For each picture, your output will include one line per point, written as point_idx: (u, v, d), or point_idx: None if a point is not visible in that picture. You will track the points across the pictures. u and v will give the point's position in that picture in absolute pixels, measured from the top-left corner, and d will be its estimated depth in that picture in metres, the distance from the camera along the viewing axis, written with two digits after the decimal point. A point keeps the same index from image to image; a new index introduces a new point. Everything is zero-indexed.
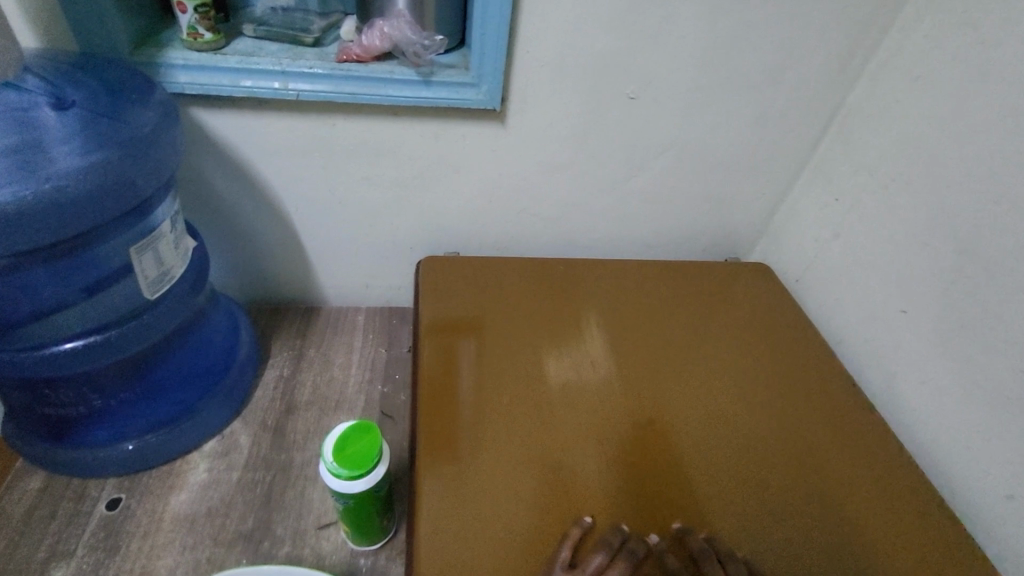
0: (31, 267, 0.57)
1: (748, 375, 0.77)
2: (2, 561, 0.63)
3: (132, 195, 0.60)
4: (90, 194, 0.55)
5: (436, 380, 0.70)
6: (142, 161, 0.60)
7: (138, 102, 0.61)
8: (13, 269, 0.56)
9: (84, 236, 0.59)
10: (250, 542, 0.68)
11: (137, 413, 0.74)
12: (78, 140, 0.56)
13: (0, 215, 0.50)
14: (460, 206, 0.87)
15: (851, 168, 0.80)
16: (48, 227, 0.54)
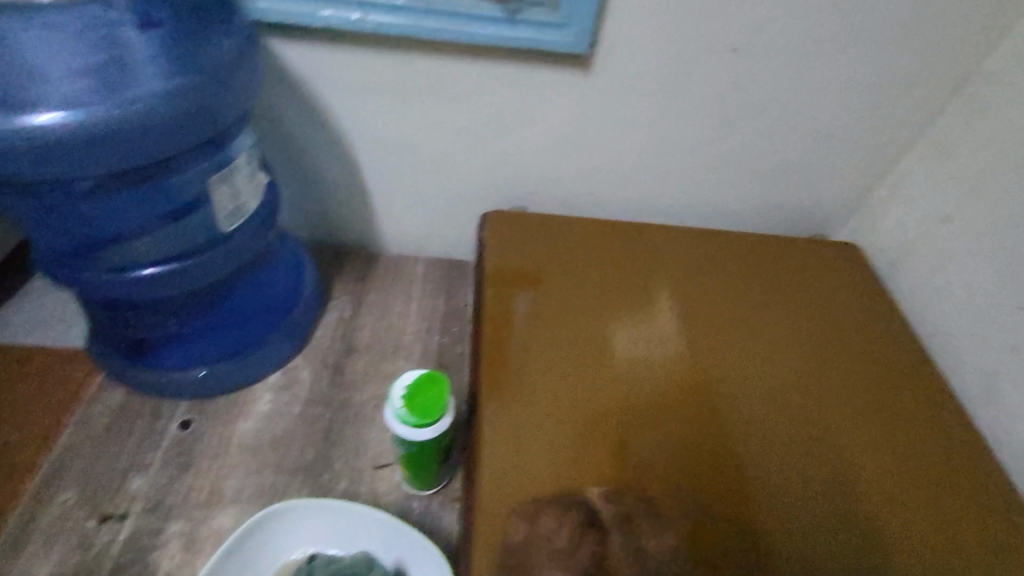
0: (114, 190, 0.58)
1: (828, 364, 0.72)
2: (86, 466, 0.67)
3: (213, 124, 0.60)
4: (172, 119, 0.55)
5: (497, 340, 0.69)
6: (224, 90, 0.59)
7: (222, 27, 0.60)
8: (95, 191, 0.57)
9: (167, 163, 0.60)
10: (310, 474, 0.70)
11: (208, 341, 0.76)
12: (161, 63, 0.55)
13: (89, 134, 0.51)
14: (532, 160, 0.83)
15: (973, 144, 0.72)
16: (133, 150, 0.55)
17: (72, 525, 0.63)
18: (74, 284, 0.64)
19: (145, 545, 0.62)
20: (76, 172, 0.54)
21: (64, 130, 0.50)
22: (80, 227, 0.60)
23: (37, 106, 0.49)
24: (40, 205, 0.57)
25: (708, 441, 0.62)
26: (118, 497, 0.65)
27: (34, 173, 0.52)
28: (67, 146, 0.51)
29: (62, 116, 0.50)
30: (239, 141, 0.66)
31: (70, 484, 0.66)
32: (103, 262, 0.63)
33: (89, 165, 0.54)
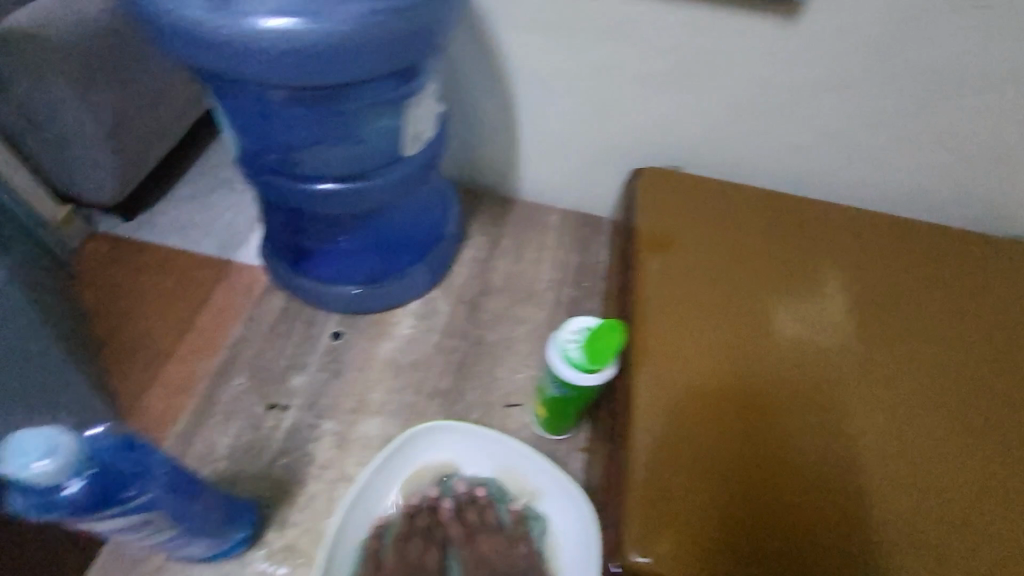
0: (291, 103, 0.61)
1: (1013, 381, 0.65)
2: (256, 358, 0.75)
3: (408, 56, 0.59)
4: (371, 44, 0.55)
5: (650, 298, 0.69)
6: (430, 22, 0.57)
7: None
8: (276, 98, 0.60)
9: (359, 86, 0.60)
10: (446, 400, 0.74)
11: (360, 261, 0.80)
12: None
13: (294, 48, 0.52)
14: (698, 116, 0.79)
15: None
16: (329, 71, 0.55)
17: (245, 407, 0.70)
18: (266, 187, 0.70)
19: (304, 437, 0.69)
20: (255, 76, 0.55)
21: (275, 41, 0.52)
22: (279, 133, 0.65)
23: (247, 11, 0.51)
24: (237, 103, 0.63)
25: (868, 439, 0.60)
26: (281, 390, 0.72)
27: (223, 68, 0.55)
28: (274, 57, 0.53)
29: (275, 27, 0.51)
30: (420, 80, 0.64)
31: (242, 371, 0.74)
32: (280, 167, 0.68)
33: (266, 73, 0.54)
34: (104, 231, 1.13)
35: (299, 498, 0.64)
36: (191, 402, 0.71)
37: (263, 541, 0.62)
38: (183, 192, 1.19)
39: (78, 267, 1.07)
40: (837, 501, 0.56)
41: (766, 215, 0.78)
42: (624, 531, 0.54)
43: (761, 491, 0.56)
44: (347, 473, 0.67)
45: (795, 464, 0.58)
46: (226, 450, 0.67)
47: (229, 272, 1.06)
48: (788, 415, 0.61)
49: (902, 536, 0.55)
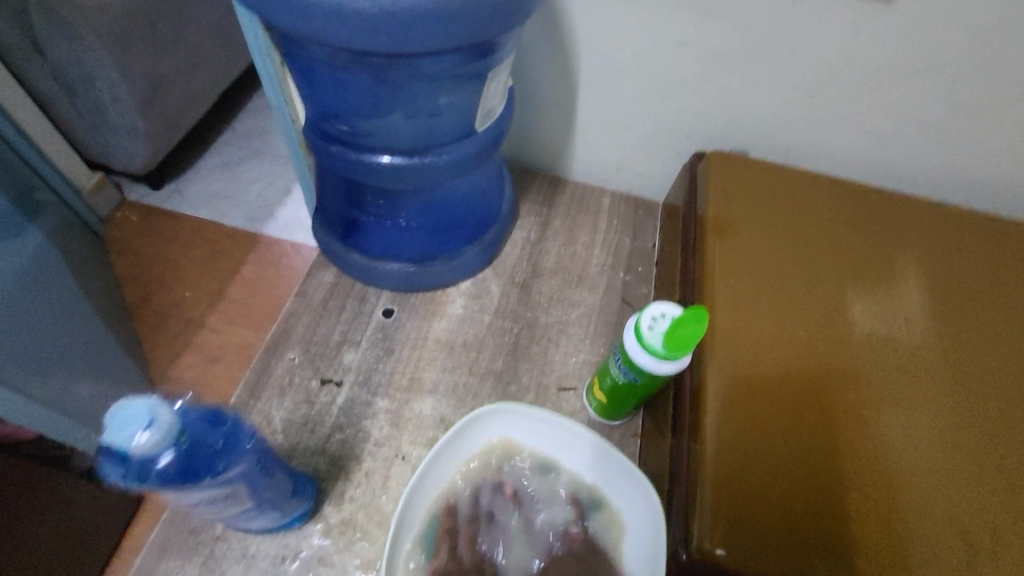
0: (360, 70, 0.55)
1: None
2: (308, 332, 0.74)
3: (497, 29, 0.53)
4: (463, 12, 0.49)
5: (719, 285, 0.67)
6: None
7: None
8: (343, 64, 0.55)
9: (438, 57, 0.55)
10: (499, 382, 0.72)
11: (410, 238, 0.78)
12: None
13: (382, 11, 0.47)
14: (770, 99, 0.76)
15: None
16: (415, 39, 0.50)
17: (299, 381, 0.70)
18: (326, 157, 0.67)
19: (358, 413, 0.68)
20: (327, 39, 0.50)
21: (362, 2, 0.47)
22: (348, 103, 0.60)
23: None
24: (301, 66, 0.58)
25: (956, 437, 0.57)
26: (334, 365, 0.71)
27: (292, 26, 0.50)
28: (359, 20, 0.48)
29: None
30: (497, 54, 0.59)
31: (295, 345, 0.73)
32: (344, 137, 0.65)
33: (338, 33, 0.49)
34: (144, 199, 1.12)
35: (355, 474, 0.64)
36: (245, 373, 0.70)
37: (320, 515, 0.61)
38: (221, 163, 1.18)
39: (120, 235, 1.07)
40: (922, 497, 0.54)
41: (838, 204, 0.75)
42: (695, 521, 0.53)
43: (843, 486, 0.54)
44: (402, 451, 0.66)
45: (878, 460, 0.56)
46: (281, 423, 0.67)
47: (255, 248, 1.05)
48: (866, 408, 0.59)
49: (995, 536, 0.52)
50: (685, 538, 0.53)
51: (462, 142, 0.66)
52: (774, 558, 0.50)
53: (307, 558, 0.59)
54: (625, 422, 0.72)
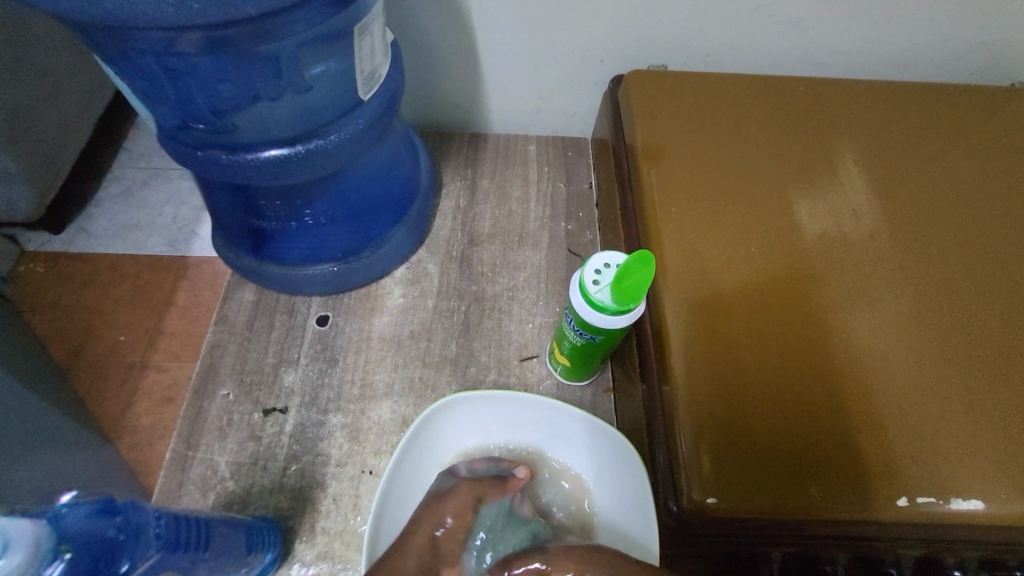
0: (197, 52, 0.46)
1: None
2: (238, 362, 0.67)
3: None
4: None
5: (662, 214, 0.62)
6: None
7: None
8: (175, 49, 0.45)
9: (282, 19, 0.46)
10: (458, 367, 0.67)
11: (328, 235, 0.70)
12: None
13: None
14: (680, 3, 0.70)
15: None
16: (245, 3, 0.41)
17: (239, 417, 0.63)
18: (200, 165, 0.57)
19: (312, 437, 0.62)
20: (131, 20, 0.40)
21: None
22: (198, 96, 0.50)
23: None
24: (126, 64, 0.48)
25: (923, 325, 0.56)
26: (274, 392, 0.65)
27: (86, 13, 0.40)
28: None
29: None
30: (361, 0, 0.50)
31: (226, 379, 0.66)
32: (212, 137, 0.55)
33: (144, 10, 0.40)
34: (45, 246, 0.97)
35: (322, 502, 0.59)
36: (177, 424, 0.63)
37: (294, 555, 0.56)
38: (122, 190, 1.04)
39: (25, 291, 0.92)
40: (887, 386, 0.53)
41: (761, 102, 0.71)
42: (682, 474, 0.50)
43: (822, 401, 0.52)
44: (369, 465, 0.61)
45: (842, 360, 0.54)
46: (229, 468, 0.60)
47: (185, 270, 0.94)
48: (823, 310, 0.56)
49: (957, 403, 0.52)
50: (675, 488, 0.51)
51: (350, 115, 0.59)
52: (767, 491, 0.48)
53: None
54: (594, 377, 0.68)
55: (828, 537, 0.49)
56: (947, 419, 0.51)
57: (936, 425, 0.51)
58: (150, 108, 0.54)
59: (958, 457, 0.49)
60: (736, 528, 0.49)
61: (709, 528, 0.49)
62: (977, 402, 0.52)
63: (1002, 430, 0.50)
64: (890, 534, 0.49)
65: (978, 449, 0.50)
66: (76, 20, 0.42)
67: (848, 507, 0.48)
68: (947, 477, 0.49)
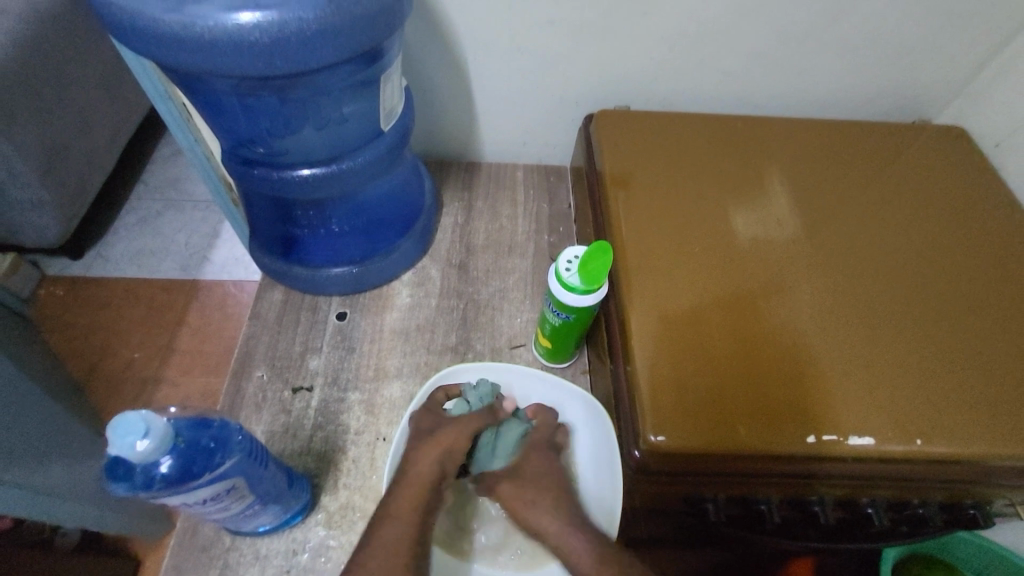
0: (263, 95, 0.61)
1: (917, 223, 0.78)
2: (270, 350, 0.78)
3: (378, 38, 0.60)
4: (343, 28, 0.56)
5: (626, 223, 0.76)
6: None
7: None
8: (246, 92, 0.60)
9: (326, 75, 0.61)
10: (457, 353, 0.80)
11: (349, 243, 0.84)
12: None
13: (272, 40, 0.53)
14: (640, 57, 0.86)
15: None
16: (308, 61, 0.57)
17: (271, 395, 0.74)
18: (251, 181, 0.71)
19: (334, 411, 0.73)
20: (224, 71, 0.55)
21: (255, 35, 0.52)
22: (259, 127, 0.65)
23: (207, 6, 0.52)
24: (206, 101, 0.62)
25: (831, 307, 0.69)
26: (301, 374, 0.76)
27: (192, 65, 0.54)
28: (255, 51, 0.53)
29: (255, 21, 0.52)
30: (387, 58, 0.65)
31: (260, 363, 0.77)
32: (263, 159, 0.70)
33: (237, 64, 0.54)
34: (66, 272, 1.13)
35: (344, 463, 0.69)
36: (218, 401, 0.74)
37: (320, 506, 0.66)
38: (138, 219, 1.21)
39: (48, 312, 1.08)
40: (803, 353, 0.66)
41: (706, 136, 0.87)
42: (640, 423, 0.62)
43: (750, 366, 0.65)
44: (382, 433, 0.72)
45: (767, 334, 0.67)
46: (263, 435, 0.71)
47: (196, 293, 1.10)
48: (753, 297, 0.70)
49: (857, 365, 0.65)
50: (636, 437, 0.62)
51: (372, 144, 0.73)
52: (706, 435, 0.60)
53: (316, 547, 0.64)
54: (573, 361, 0.81)
55: (760, 474, 0.61)
56: (848, 379, 0.64)
57: (839, 383, 0.64)
58: (216, 136, 0.68)
59: (856, 406, 0.62)
60: (683, 464, 0.61)
61: (662, 466, 0.61)
62: (873, 365, 0.65)
63: (895, 387, 0.63)
64: (806, 469, 0.60)
65: (873, 401, 0.62)
66: (179, 70, 0.57)
67: (773, 445, 0.59)
68: (847, 421, 0.61)
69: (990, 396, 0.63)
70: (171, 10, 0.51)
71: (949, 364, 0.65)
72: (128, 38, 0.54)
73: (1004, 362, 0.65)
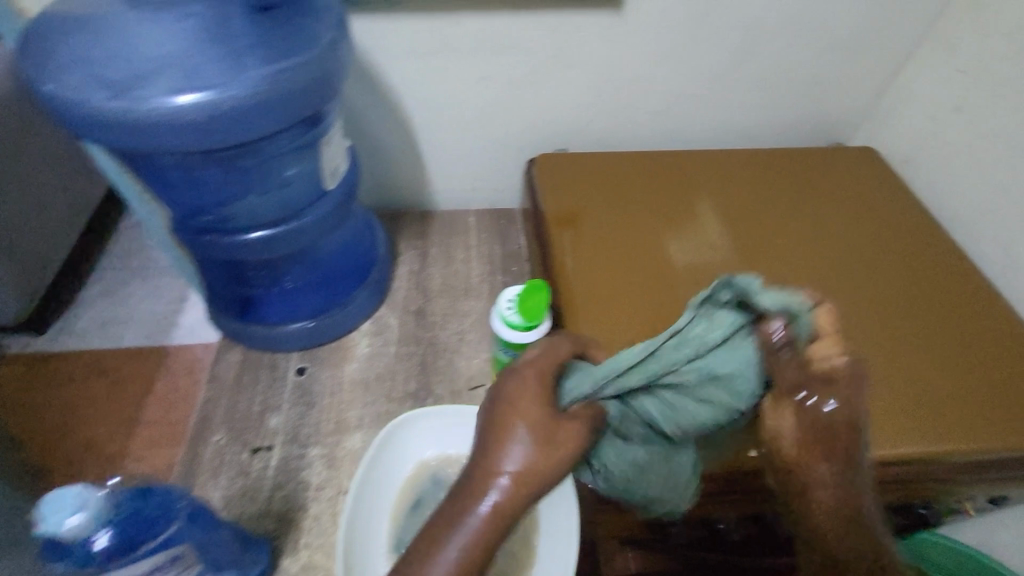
0: (208, 167, 0.64)
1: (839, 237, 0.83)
2: (228, 412, 0.78)
3: (315, 104, 0.65)
4: (280, 99, 0.61)
5: (569, 257, 0.80)
6: (332, 69, 0.65)
7: (317, 12, 0.65)
8: (191, 166, 0.63)
9: (267, 143, 0.65)
10: (417, 399, 0.81)
11: (306, 298, 0.85)
12: (260, 57, 0.60)
13: (211, 116, 0.57)
14: (571, 104, 0.93)
15: (956, 43, 0.82)
16: (247, 132, 0.61)
17: (230, 457, 0.74)
18: (202, 248, 0.73)
19: (294, 468, 0.73)
20: (168, 148, 0.58)
21: (194, 113, 0.56)
22: (205, 197, 0.67)
23: (148, 89, 0.55)
24: (152, 177, 0.65)
25: None
26: (260, 434, 0.76)
27: (135, 144, 0.58)
28: (195, 128, 0.57)
29: (194, 100, 0.56)
30: (327, 121, 0.70)
31: (218, 427, 0.77)
32: (212, 227, 0.72)
33: (179, 141, 0.58)
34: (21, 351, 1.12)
35: (305, 521, 0.69)
36: (175, 470, 0.73)
37: (281, 568, 0.65)
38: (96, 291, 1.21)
39: None
40: None
41: (639, 171, 0.92)
42: None
43: None
44: (343, 487, 0.72)
45: None
46: (221, 500, 0.70)
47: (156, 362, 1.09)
48: None
49: None
50: None
51: (319, 203, 0.76)
52: None
53: None
54: None
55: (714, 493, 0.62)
56: None
57: None
58: (163, 209, 0.70)
59: None
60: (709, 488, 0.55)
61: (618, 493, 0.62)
62: None
63: None
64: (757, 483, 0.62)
65: None
66: (122, 151, 0.60)
67: None
68: None
69: (920, 394, 0.66)
70: (111, 97, 0.55)
71: (880, 367, 0.68)
72: (73, 125, 0.57)
73: (930, 360, 0.69)
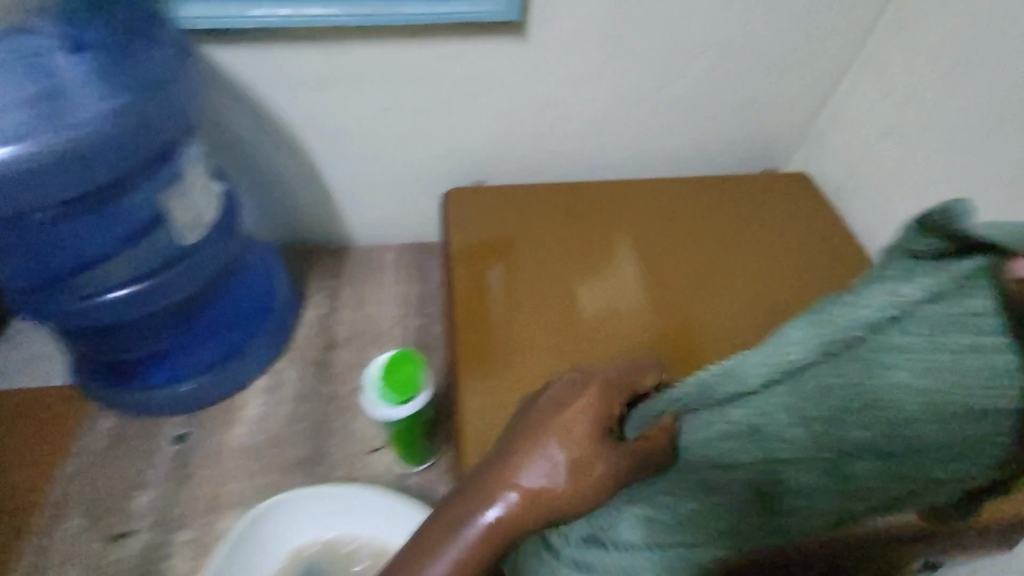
0: (50, 223, 0.61)
1: (764, 278, 0.77)
2: (90, 491, 0.70)
3: (157, 139, 0.63)
4: (116, 139, 0.59)
5: (471, 308, 0.72)
6: (170, 102, 0.62)
7: (150, 43, 0.62)
8: (28, 223, 0.60)
9: (117, 186, 0.64)
10: (308, 467, 0.73)
11: (190, 355, 0.77)
12: (97, 91, 0.57)
13: (34, 166, 0.54)
14: (485, 132, 0.85)
15: (887, 63, 0.77)
16: (83, 176, 0.58)
17: (85, 546, 0.66)
18: (59, 312, 0.67)
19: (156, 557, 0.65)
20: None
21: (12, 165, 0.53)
22: (54, 254, 0.64)
23: None
24: None
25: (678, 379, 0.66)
26: (123, 516, 0.68)
27: None
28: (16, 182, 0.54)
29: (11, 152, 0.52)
30: (183, 155, 0.68)
31: (76, 509, 0.68)
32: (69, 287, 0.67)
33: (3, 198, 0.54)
34: None
35: None
36: (21, 562, 0.65)
37: None
38: None
39: None
40: None
41: (556, 206, 0.85)
42: None
43: None
44: None
45: None
46: None
47: None
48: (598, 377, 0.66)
49: None
50: None
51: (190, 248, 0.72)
52: None
53: None
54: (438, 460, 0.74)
55: None
56: None
57: None
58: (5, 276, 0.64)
59: None
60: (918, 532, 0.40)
61: None
62: None
63: None
64: None
65: None
66: None
67: None
68: None
69: None
70: None
71: None
72: None
73: None
